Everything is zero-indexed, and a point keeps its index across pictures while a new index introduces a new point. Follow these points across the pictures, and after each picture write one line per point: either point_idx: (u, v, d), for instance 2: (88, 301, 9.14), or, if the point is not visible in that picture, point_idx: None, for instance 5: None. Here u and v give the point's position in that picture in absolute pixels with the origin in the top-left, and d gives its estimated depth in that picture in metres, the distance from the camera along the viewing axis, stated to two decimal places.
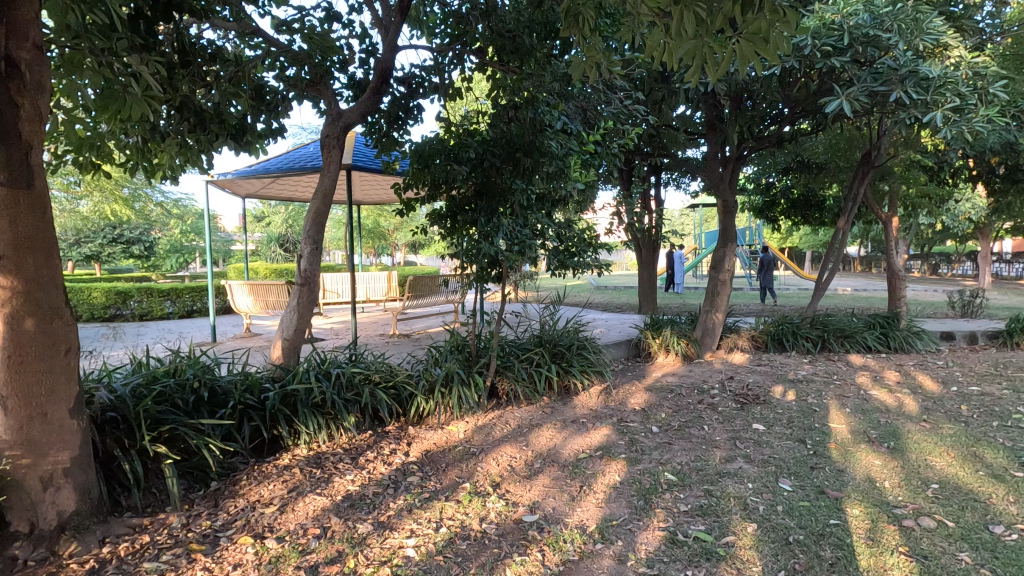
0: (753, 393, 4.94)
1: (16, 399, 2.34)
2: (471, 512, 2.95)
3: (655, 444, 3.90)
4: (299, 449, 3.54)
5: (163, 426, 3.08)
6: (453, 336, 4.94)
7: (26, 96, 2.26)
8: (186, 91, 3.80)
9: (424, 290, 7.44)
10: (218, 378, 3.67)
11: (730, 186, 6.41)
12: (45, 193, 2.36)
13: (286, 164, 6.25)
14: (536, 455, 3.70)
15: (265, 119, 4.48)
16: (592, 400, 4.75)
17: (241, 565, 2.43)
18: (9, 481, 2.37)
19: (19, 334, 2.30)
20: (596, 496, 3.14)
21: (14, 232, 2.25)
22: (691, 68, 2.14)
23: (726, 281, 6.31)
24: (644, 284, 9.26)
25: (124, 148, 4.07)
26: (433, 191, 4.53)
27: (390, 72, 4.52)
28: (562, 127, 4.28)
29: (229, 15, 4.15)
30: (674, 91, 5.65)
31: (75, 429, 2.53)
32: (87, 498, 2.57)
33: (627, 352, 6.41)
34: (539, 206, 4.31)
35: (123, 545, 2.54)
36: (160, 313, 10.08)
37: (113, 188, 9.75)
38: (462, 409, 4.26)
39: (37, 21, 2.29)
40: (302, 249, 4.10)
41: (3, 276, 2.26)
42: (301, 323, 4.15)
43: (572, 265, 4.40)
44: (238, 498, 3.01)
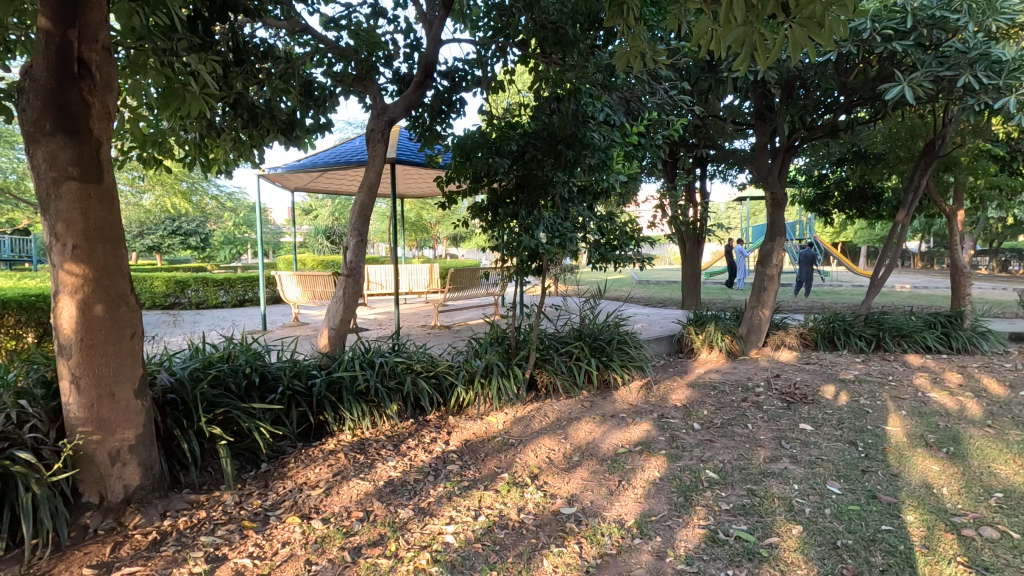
0: (801, 392, 4.79)
1: (87, 379, 2.50)
2: (509, 502, 2.99)
3: (696, 441, 3.83)
4: (344, 435, 3.66)
5: (218, 409, 3.24)
6: (493, 328, 4.98)
7: (96, 94, 2.40)
8: (240, 88, 3.95)
9: (465, 283, 7.53)
10: (268, 364, 3.83)
11: (779, 178, 6.20)
12: (114, 186, 2.51)
13: (332, 159, 6.43)
14: (575, 448, 3.69)
15: (313, 114, 4.62)
16: (632, 395, 4.70)
17: (289, 544, 2.54)
18: (81, 455, 2.55)
19: (90, 319, 2.47)
20: (634, 491, 3.12)
21: (86, 223, 2.40)
22: (739, 55, 2.07)
23: (774, 276, 6.11)
24: (687, 279, 9.08)
25: (184, 144, 4.27)
26: (475, 184, 4.57)
27: (433, 66, 4.57)
28: (605, 119, 4.23)
29: (280, 13, 4.27)
30: (722, 80, 5.49)
31: (139, 409, 2.69)
32: (149, 473, 2.74)
33: (668, 347, 6.30)
34: (581, 199, 4.30)
35: (182, 520, 2.70)
36: (215, 302, 10.61)
37: (172, 183, 10.30)
38: (501, 400, 4.30)
39: (106, 23, 2.42)
40: (348, 242, 4.22)
41: (75, 264, 2.41)
42: (347, 313, 4.28)
43: (613, 259, 4.35)
44: (286, 480, 3.14)
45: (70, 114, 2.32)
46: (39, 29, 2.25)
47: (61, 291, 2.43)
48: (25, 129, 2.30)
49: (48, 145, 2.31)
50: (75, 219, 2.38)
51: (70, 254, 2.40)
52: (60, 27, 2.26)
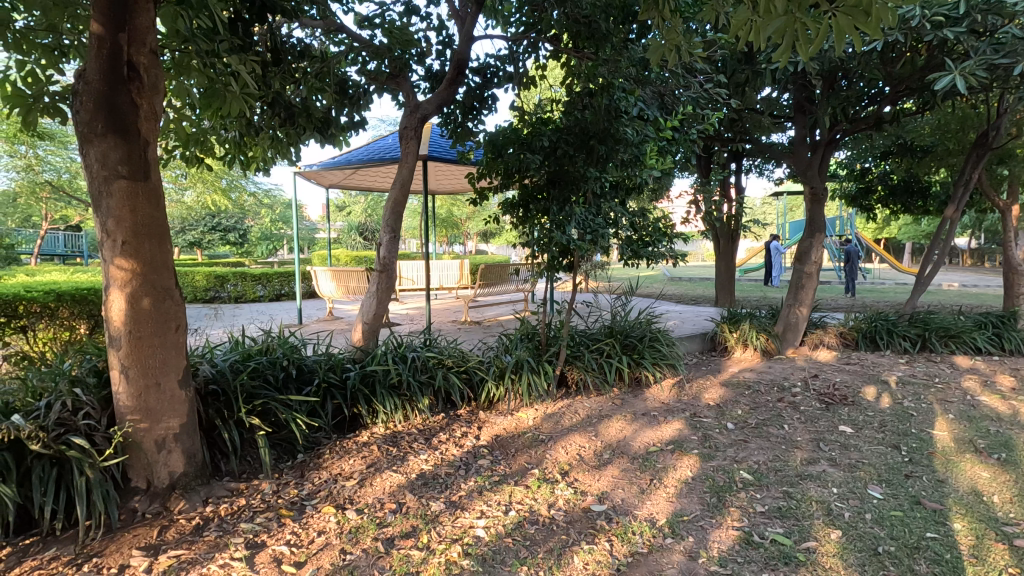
0: (840, 393, 4.65)
1: (136, 370, 2.61)
2: (539, 497, 2.99)
3: (730, 441, 3.76)
4: (377, 428, 3.73)
5: (257, 400, 3.33)
6: (523, 324, 4.99)
7: (144, 96, 2.50)
8: (278, 87, 4.05)
9: (495, 278, 7.54)
10: (304, 357, 3.92)
11: (820, 172, 6.01)
12: (159, 184, 2.61)
13: (366, 156, 6.53)
14: (606, 446, 3.67)
15: (348, 112, 4.70)
16: (664, 394, 4.63)
17: (325, 533, 2.61)
18: (130, 442, 2.66)
19: (137, 312, 2.57)
20: (666, 490, 3.09)
21: (134, 219, 2.51)
22: (780, 47, 2.01)
23: (812, 273, 5.93)
24: (721, 276, 8.90)
25: (224, 143, 4.38)
26: (506, 180, 4.58)
27: (465, 63, 4.59)
28: (639, 113, 4.15)
29: (316, 13, 4.35)
30: (760, 72, 5.34)
31: (183, 399, 2.79)
32: (193, 461, 2.85)
33: (701, 346, 6.20)
34: (613, 194, 4.25)
35: (223, 506, 2.79)
36: (253, 296, 10.94)
37: (213, 181, 10.63)
38: (531, 396, 4.30)
39: (153, 27, 2.51)
40: (381, 238, 4.29)
41: (124, 259, 2.51)
42: (380, 308, 4.34)
43: (646, 255, 4.28)
44: (321, 470, 3.22)
45: (120, 115, 2.42)
46: (92, 34, 2.34)
47: (112, 285, 2.54)
48: (79, 130, 2.40)
49: (100, 145, 2.41)
50: (125, 217, 2.48)
51: (120, 249, 2.51)
52: (111, 32, 2.35)
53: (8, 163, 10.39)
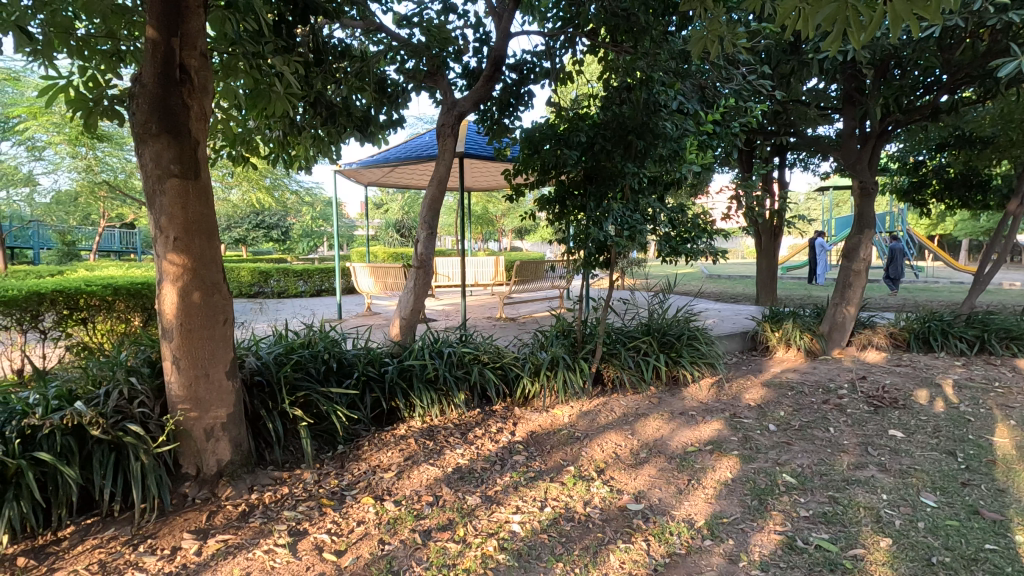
0: (890, 396, 4.46)
1: (187, 361, 2.73)
2: (575, 495, 2.98)
3: (772, 443, 3.66)
4: (414, 421, 3.79)
5: (300, 391, 3.43)
6: (559, 321, 4.98)
7: (195, 98, 2.59)
8: (319, 87, 4.16)
9: (529, 275, 7.54)
10: (344, 351, 4.02)
11: (869, 165, 5.77)
12: (209, 182, 2.71)
13: (404, 154, 6.62)
14: (643, 445, 3.62)
15: (387, 111, 4.77)
16: (703, 393, 4.54)
17: (364, 523, 2.66)
18: (181, 430, 2.78)
19: (188, 305, 2.68)
20: (705, 492, 3.03)
21: (186, 217, 2.61)
22: (830, 34, 1.92)
23: (861, 272, 5.70)
24: (762, 274, 8.66)
25: (269, 143, 4.52)
26: (542, 176, 4.57)
27: (503, 60, 4.60)
28: (679, 107, 4.07)
29: (356, 14, 4.43)
30: (806, 62, 5.15)
31: (230, 390, 2.90)
32: (239, 449, 2.95)
33: (742, 345, 6.05)
34: (651, 190, 4.18)
35: (267, 494, 2.89)
36: (295, 292, 11.29)
37: (257, 179, 11.00)
38: (567, 393, 4.29)
39: (203, 31, 2.60)
40: (418, 234, 4.34)
41: (176, 254, 2.63)
42: (417, 303, 4.41)
43: (684, 252, 4.16)
44: (361, 462, 3.29)
45: (173, 115, 2.51)
46: (147, 39, 2.45)
47: (164, 279, 2.65)
48: (134, 131, 2.51)
49: (154, 145, 2.51)
50: (177, 214, 2.59)
51: (173, 245, 2.62)
52: (165, 36, 2.45)
53: (70, 164, 10.99)
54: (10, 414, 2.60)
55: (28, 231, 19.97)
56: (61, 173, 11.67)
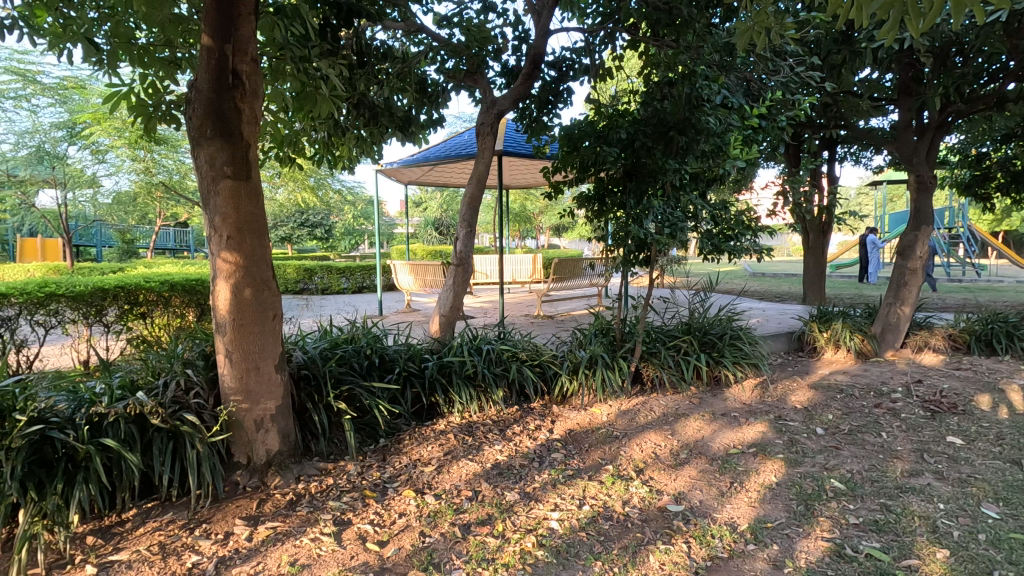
0: (948, 402, 4.24)
1: (238, 354, 2.85)
2: (614, 494, 2.97)
3: (820, 447, 3.54)
4: (453, 417, 3.84)
5: (343, 385, 3.53)
6: (598, 319, 4.95)
7: (246, 102, 2.69)
8: (363, 89, 4.25)
9: (568, 273, 7.52)
10: (386, 347, 4.11)
11: (927, 158, 5.49)
12: (259, 183, 2.82)
13: (443, 153, 6.70)
14: (683, 445, 3.57)
15: (427, 110, 4.84)
16: (746, 394, 4.43)
17: (406, 515, 2.72)
18: (233, 420, 2.90)
19: (241, 301, 2.80)
20: (749, 495, 2.96)
21: (238, 217, 2.73)
22: (887, 22, 1.84)
23: (917, 270, 5.44)
24: (809, 272, 8.38)
25: (314, 144, 4.65)
26: (581, 173, 4.54)
27: (542, 57, 4.59)
28: (723, 102, 3.97)
29: (398, 16, 4.51)
30: (859, 52, 4.93)
31: (279, 383, 3.01)
32: (287, 440, 3.06)
33: (787, 345, 5.87)
34: (693, 186, 4.09)
35: (313, 484, 2.99)
36: (337, 288, 11.60)
37: (302, 179, 11.31)
38: (606, 392, 4.26)
39: (254, 37, 2.69)
40: (458, 233, 4.40)
41: (229, 252, 2.75)
42: (457, 300, 4.47)
43: (727, 250, 4.07)
44: (402, 455, 3.36)
45: (226, 119, 2.62)
46: (203, 46, 2.56)
47: (218, 276, 2.78)
48: (191, 134, 2.63)
49: (208, 148, 2.63)
50: (229, 214, 2.71)
51: (226, 244, 2.74)
52: (219, 43, 2.55)
53: (129, 167, 11.54)
54: (79, 402, 2.76)
55: (91, 230, 21.10)
56: (121, 174, 12.28)
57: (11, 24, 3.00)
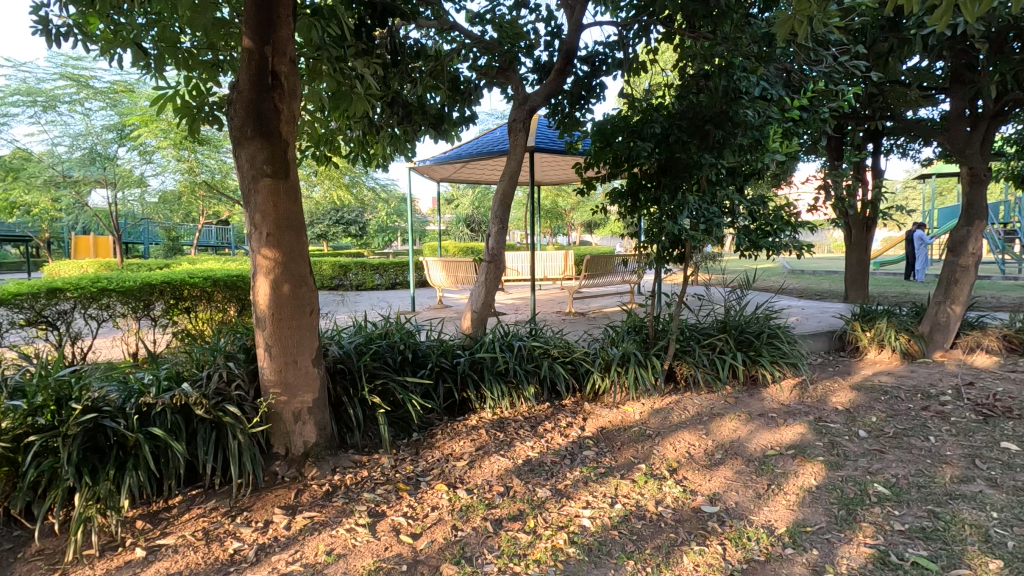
0: (1002, 405, 4.04)
1: (277, 348, 2.93)
2: (647, 493, 2.93)
3: (862, 450, 3.42)
4: (485, 413, 3.86)
5: (377, 379, 3.59)
6: (631, 316, 4.89)
7: (285, 102, 2.75)
8: (396, 88, 4.30)
9: (600, 270, 7.46)
10: (419, 342, 4.16)
11: (981, 150, 5.23)
12: (297, 182, 2.88)
13: (475, 150, 6.73)
14: (718, 446, 3.50)
15: (460, 108, 4.87)
16: (784, 394, 4.32)
17: (438, 508, 2.76)
18: (272, 412, 2.99)
19: (279, 297, 2.88)
20: (787, 498, 2.88)
21: (277, 214, 2.80)
22: (940, 7, 1.75)
23: (969, 267, 5.18)
24: (852, 269, 8.09)
25: (350, 142, 4.73)
26: (614, 169, 4.49)
27: (574, 52, 4.56)
28: (762, 94, 3.86)
29: (431, 14, 4.54)
30: (908, 39, 4.72)
31: (316, 376, 3.09)
32: (323, 433, 3.14)
33: (827, 345, 5.69)
34: (729, 181, 4.00)
35: (348, 476, 3.05)
36: (371, 284, 11.80)
37: (338, 177, 11.54)
38: (638, 390, 4.21)
39: (292, 38, 2.75)
40: (490, 229, 4.41)
41: (269, 249, 2.82)
42: (489, 297, 4.49)
43: (766, 246, 3.95)
44: (434, 450, 3.40)
45: (266, 119, 2.69)
46: (243, 48, 2.63)
47: (258, 272, 2.86)
48: (233, 135, 2.71)
49: (249, 147, 2.70)
50: (269, 211, 2.78)
51: (266, 241, 2.82)
52: (259, 45, 2.61)
53: (175, 166, 11.98)
54: (129, 392, 2.89)
55: (139, 228, 22.01)
56: (167, 174, 12.75)
57: (66, 32, 3.15)
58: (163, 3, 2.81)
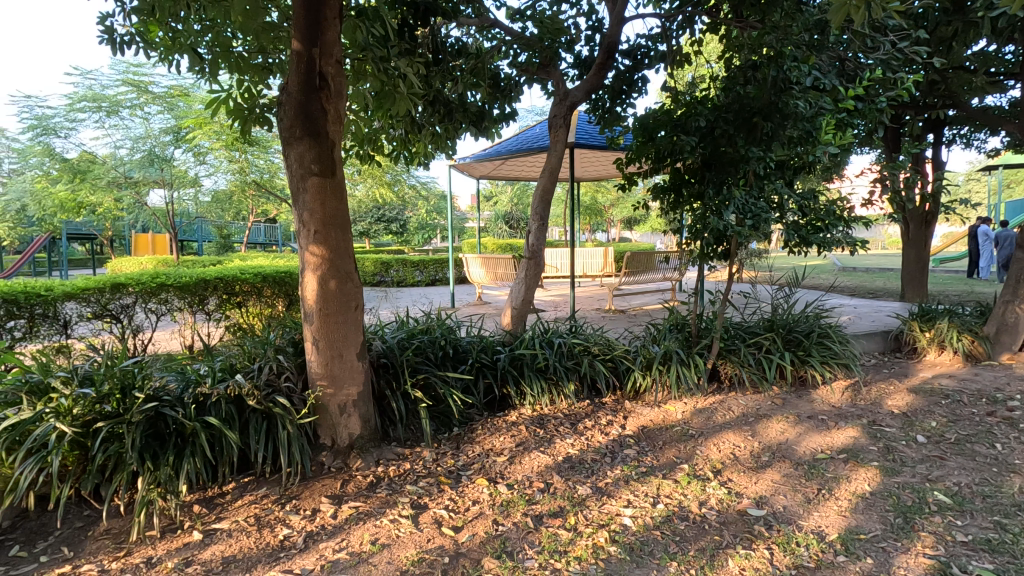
0: None
1: (324, 342, 3.02)
2: (690, 494, 2.88)
3: (921, 456, 3.26)
4: (525, 409, 3.87)
5: (419, 374, 3.65)
6: (673, 314, 4.81)
7: (331, 102, 2.82)
8: (438, 86, 4.35)
9: (641, 267, 7.35)
10: (459, 338, 4.21)
11: None
12: (343, 180, 2.96)
13: (514, 146, 6.74)
14: (765, 447, 3.41)
15: (500, 105, 4.88)
16: (835, 396, 4.16)
17: (479, 503, 2.78)
18: (319, 404, 3.08)
19: (326, 292, 2.96)
20: (838, 503, 2.78)
21: (324, 212, 2.88)
22: None
23: None
24: (910, 266, 7.70)
25: (392, 141, 4.81)
26: (656, 164, 4.41)
27: (616, 45, 4.50)
28: (813, 83, 3.72)
29: (472, 12, 4.57)
30: (974, 22, 4.46)
31: (360, 370, 3.16)
32: (367, 425, 3.21)
33: (882, 346, 5.44)
34: (778, 175, 3.87)
35: (391, 468, 3.12)
36: (412, 281, 12.02)
37: (380, 175, 11.77)
38: (680, 389, 4.13)
39: (338, 40, 2.82)
40: (530, 226, 4.42)
41: (317, 246, 2.91)
42: (529, 293, 4.49)
43: (816, 242, 3.79)
44: (475, 445, 3.43)
45: (313, 119, 2.76)
46: (292, 51, 2.71)
47: (306, 268, 2.95)
48: (282, 135, 2.80)
49: (298, 147, 2.79)
50: (316, 209, 2.87)
51: (314, 238, 2.90)
52: (307, 47, 2.69)
53: (227, 167, 12.48)
54: (187, 382, 3.04)
55: (193, 226, 23.03)
56: (219, 174, 13.29)
57: (129, 40, 3.33)
58: (217, 10, 2.93)
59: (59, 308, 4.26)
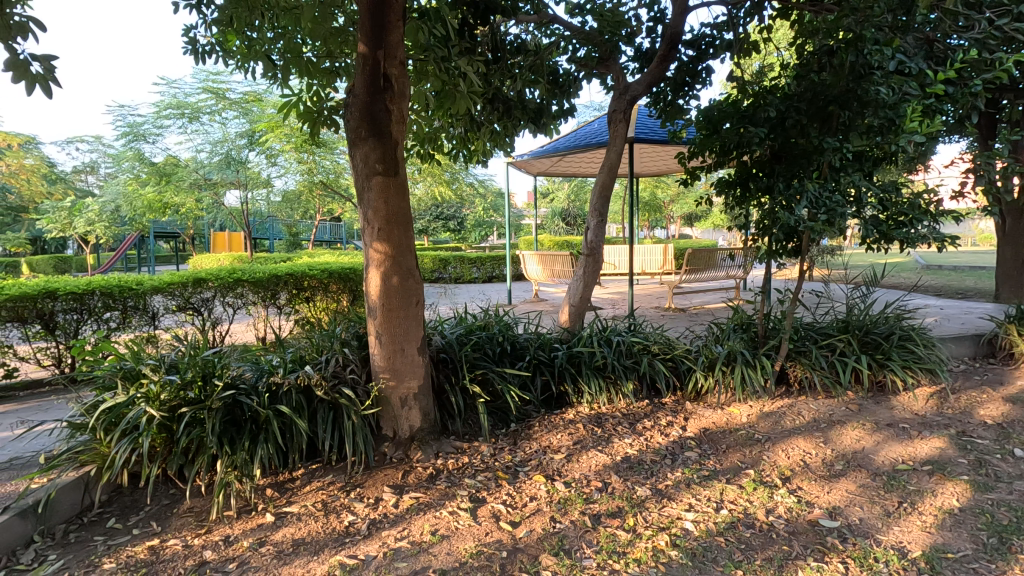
0: None
1: (386, 336, 3.10)
2: (756, 500, 2.76)
3: (1019, 472, 2.98)
4: (582, 407, 3.83)
5: (478, 369, 3.70)
6: (738, 313, 4.63)
7: (395, 103, 2.89)
8: (497, 84, 4.38)
9: (703, 264, 7.11)
10: (517, 334, 4.22)
11: None
12: (405, 179, 3.02)
13: (572, 142, 6.67)
14: (838, 455, 3.22)
15: (558, 101, 4.84)
16: (918, 404, 3.87)
17: (537, 499, 2.79)
18: (382, 396, 3.17)
19: (389, 288, 3.05)
20: (922, 519, 2.58)
21: (387, 210, 2.96)
22: None
23: None
24: (1006, 263, 7.07)
25: (452, 140, 4.88)
26: (722, 157, 4.26)
27: (679, 36, 4.37)
28: (897, 67, 3.47)
29: (531, 8, 4.56)
30: None
31: (421, 364, 3.23)
32: (427, 418, 3.28)
33: (974, 350, 5.01)
34: (856, 166, 3.64)
35: (450, 461, 3.17)
36: (470, 277, 12.17)
37: (439, 174, 11.98)
38: (745, 392, 3.97)
39: (402, 42, 2.88)
40: (589, 223, 4.37)
41: (380, 243, 3.00)
42: (587, 290, 4.45)
43: (898, 238, 3.53)
44: (532, 441, 3.43)
45: (378, 120, 2.84)
46: (359, 54, 2.79)
47: (370, 264, 3.04)
48: (349, 136, 2.90)
49: (363, 147, 2.88)
50: (380, 208, 2.95)
51: (377, 235, 2.99)
52: (372, 50, 2.77)
53: (297, 168, 13.10)
54: (261, 371, 3.21)
55: (265, 224, 24.31)
56: (289, 175, 13.95)
57: (210, 49, 3.56)
58: (289, 18, 3.06)
59: (148, 301, 4.59)
